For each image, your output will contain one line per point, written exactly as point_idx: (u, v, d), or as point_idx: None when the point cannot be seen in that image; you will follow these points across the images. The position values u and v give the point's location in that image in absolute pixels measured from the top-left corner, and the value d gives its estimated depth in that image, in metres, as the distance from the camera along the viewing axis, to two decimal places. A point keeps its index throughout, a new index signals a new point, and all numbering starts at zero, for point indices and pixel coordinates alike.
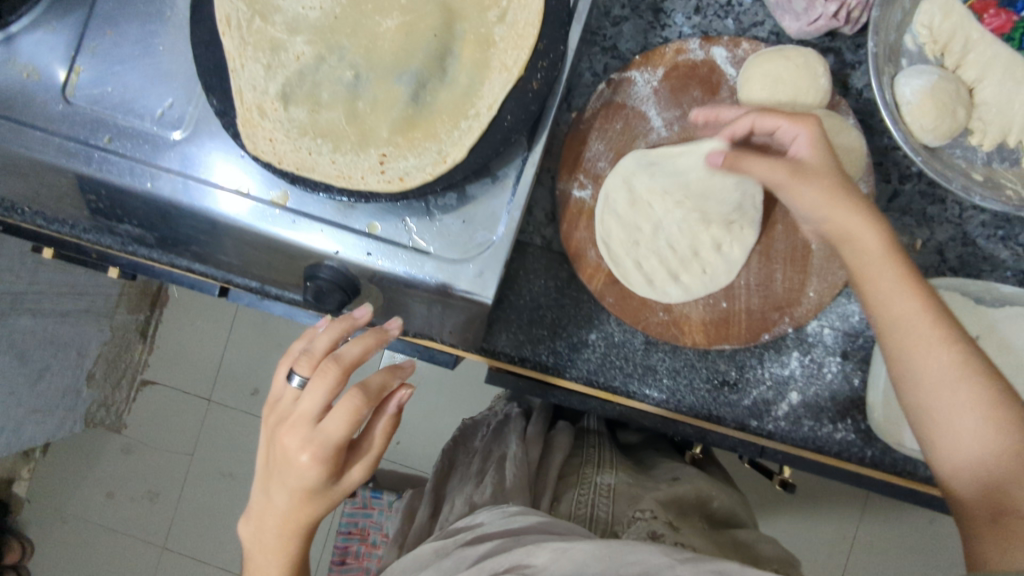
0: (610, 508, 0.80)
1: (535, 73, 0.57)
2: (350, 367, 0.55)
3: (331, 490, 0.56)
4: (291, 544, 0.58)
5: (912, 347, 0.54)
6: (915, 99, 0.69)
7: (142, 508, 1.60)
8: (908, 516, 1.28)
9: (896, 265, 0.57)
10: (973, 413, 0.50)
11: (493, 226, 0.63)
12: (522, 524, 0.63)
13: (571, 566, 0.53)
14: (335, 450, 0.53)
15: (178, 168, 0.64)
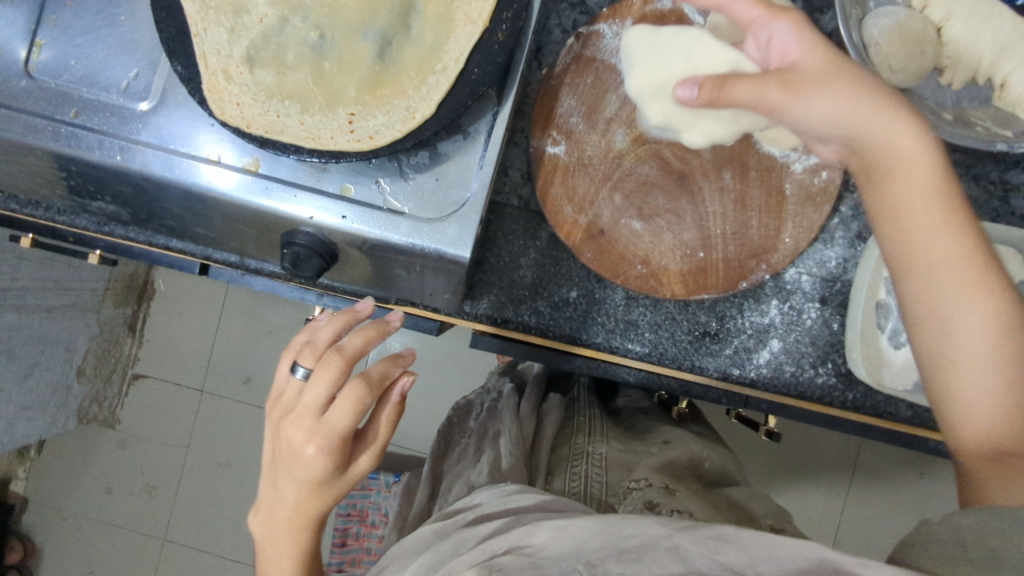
0: (605, 478, 0.79)
1: (500, 25, 0.58)
2: (353, 358, 0.56)
3: (340, 482, 0.57)
4: (302, 534, 0.59)
5: (946, 293, 0.50)
6: (882, 40, 0.69)
7: (140, 502, 1.60)
8: (898, 461, 1.30)
9: (926, 180, 0.51)
10: (999, 372, 0.47)
11: (467, 183, 0.63)
12: (521, 504, 0.62)
13: (571, 543, 0.51)
14: (341, 441, 0.53)
15: (147, 139, 0.63)
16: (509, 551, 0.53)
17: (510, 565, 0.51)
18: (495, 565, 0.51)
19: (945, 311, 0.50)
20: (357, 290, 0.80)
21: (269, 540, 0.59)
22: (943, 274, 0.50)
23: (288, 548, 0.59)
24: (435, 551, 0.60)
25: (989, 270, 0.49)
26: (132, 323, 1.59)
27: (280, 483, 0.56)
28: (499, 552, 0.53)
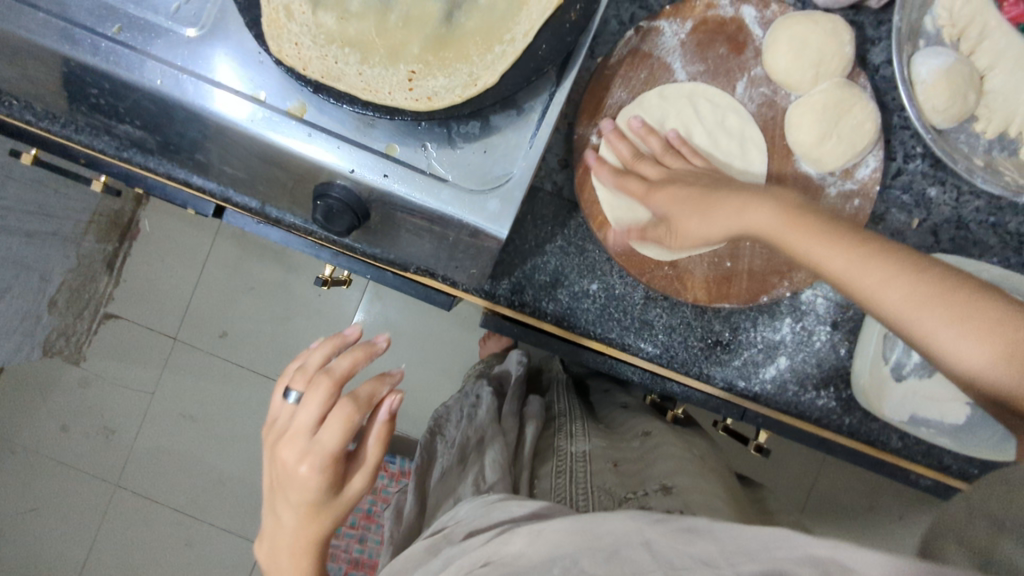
0: (592, 478, 0.78)
1: (574, 4, 0.57)
2: (342, 378, 0.58)
3: (336, 504, 0.59)
4: (299, 563, 0.60)
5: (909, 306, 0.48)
6: (930, 78, 0.71)
7: (95, 445, 1.55)
8: (856, 489, 1.34)
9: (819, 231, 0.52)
10: (981, 331, 0.46)
11: (513, 160, 0.63)
12: (507, 513, 0.60)
13: (547, 546, 0.50)
14: (333, 459, 0.56)
15: (191, 67, 0.61)
16: (486, 562, 0.51)
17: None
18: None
19: (897, 309, 0.49)
20: (376, 254, 0.78)
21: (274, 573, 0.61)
22: (890, 295, 0.49)
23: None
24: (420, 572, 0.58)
25: (900, 252, 0.50)
26: (105, 264, 1.52)
27: (280, 518, 0.59)
28: (478, 564, 0.52)
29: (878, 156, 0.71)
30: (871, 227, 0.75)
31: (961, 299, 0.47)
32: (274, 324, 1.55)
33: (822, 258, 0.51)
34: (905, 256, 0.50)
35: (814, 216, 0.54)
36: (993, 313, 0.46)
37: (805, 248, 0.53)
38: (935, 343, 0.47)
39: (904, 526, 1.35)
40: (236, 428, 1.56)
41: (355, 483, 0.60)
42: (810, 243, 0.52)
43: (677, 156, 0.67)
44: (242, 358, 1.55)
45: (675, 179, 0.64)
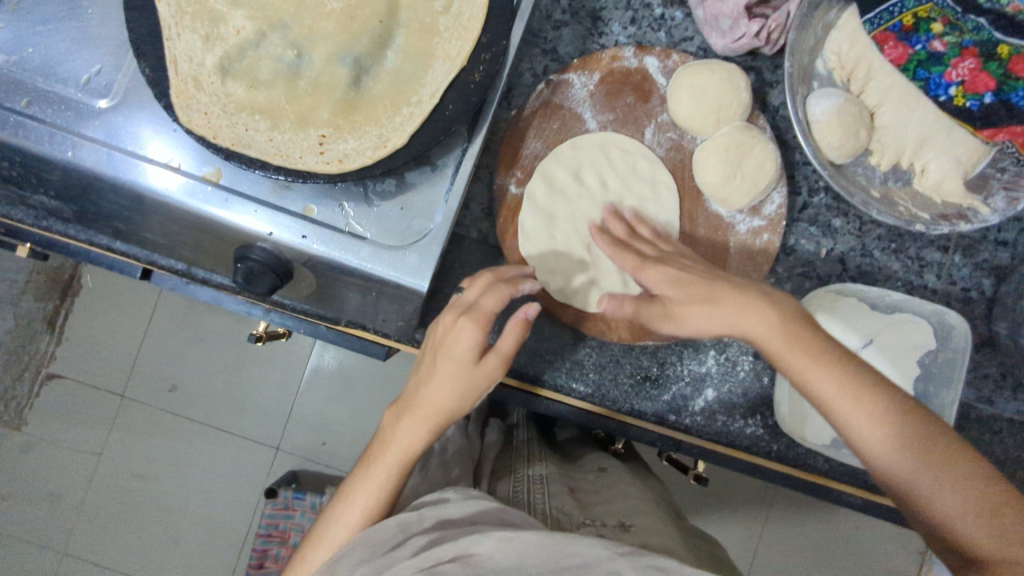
0: (550, 498, 0.76)
1: (477, 66, 0.59)
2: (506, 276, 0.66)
3: (475, 380, 0.61)
4: (420, 429, 0.61)
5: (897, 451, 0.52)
6: (824, 117, 0.76)
7: (40, 511, 1.49)
8: (814, 512, 1.35)
9: (822, 367, 0.54)
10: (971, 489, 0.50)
11: (431, 214, 0.64)
12: (481, 513, 0.58)
13: (515, 556, 0.51)
14: (489, 322, 0.61)
15: (103, 139, 0.61)
16: (454, 561, 0.51)
17: None
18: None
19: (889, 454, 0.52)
20: (306, 308, 0.78)
21: (393, 431, 0.62)
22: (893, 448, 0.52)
23: (406, 442, 0.61)
24: (379, 558, 0.54)
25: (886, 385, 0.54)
26: (45, 322, 1.50)
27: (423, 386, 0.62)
28: (444, 561, 0.51)
29: (782, 193, 0.75)
30: (782, 260, 0.80)
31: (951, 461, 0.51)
32: (224, 375, 1.52)
33: (829, 394, 0.54)
34: (901, 404, 0.53)
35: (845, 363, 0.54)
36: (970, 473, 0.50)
37: (813, 383, 0.54)
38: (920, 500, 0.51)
39: (861, 545, 1.36)
40: (187, 486, 1.51)
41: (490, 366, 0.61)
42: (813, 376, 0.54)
43: (667, 242, 0.69)
44: (194, 412, 1.52)
45: (667, 259, 0.64)
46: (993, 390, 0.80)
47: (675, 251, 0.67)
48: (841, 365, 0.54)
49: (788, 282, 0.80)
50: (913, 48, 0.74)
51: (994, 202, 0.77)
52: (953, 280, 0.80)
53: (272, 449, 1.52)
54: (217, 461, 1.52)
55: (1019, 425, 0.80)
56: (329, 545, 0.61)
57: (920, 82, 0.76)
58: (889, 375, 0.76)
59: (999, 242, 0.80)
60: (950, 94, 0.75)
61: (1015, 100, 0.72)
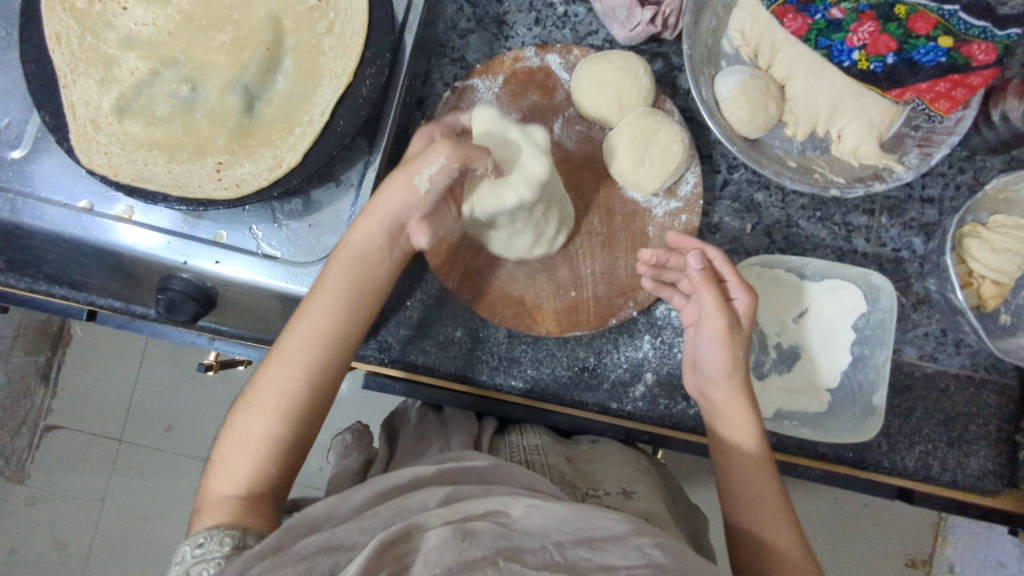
0: (551, 471, 0.71)
1: (364, 81, 0.61)
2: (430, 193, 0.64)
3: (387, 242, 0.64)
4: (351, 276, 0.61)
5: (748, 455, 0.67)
6: (730, 95, 0.77)
7: (49, 561, 1.53)
8: (825, 496, 1.27)
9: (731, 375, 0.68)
10: (796, 535, 0.63)
11: (340, 228, 0.66)
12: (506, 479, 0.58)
13: (545, 523, 0.49)
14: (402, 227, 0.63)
15: (17, 188, 0.64)
16: (483, 518, 0.50)
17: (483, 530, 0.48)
18: (469, 527, 0.48)
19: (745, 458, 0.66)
20: (243, 334, 0.78)
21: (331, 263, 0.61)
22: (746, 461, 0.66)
23: (337, 298, 0.60)
24: (393, 501, 0.53)
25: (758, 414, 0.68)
26: (38, 376, 1.54)
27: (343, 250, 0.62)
28: (475, 515, 0.51)
29: (695, 172, 0.76)
30: (708, 239, 0.80)
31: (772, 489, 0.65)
32: (212, 411, 1.54)
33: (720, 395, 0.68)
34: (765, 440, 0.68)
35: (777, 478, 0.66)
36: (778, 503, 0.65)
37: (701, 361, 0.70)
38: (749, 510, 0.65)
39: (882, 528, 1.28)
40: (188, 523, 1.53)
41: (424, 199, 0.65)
42: (733, 417, 0.67)
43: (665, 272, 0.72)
44: (188, 450, 1.54)
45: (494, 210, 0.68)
46: (935, 346, 0.79)
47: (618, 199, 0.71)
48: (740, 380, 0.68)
49: None
50: (813, 18, 0.73)
51: (907, 160, 0.78)
52: (883, 241, 0.80)
53: None
54: None
55: (965, 379, 0.79)
56: (259, 414, 0.57)
57: (823, 51, 0.75)
58: (826, 339, 0.77)
59: (924, 198, 0.81)
60: (853, 59, 0.74)
61: (916, 59, 0.70)
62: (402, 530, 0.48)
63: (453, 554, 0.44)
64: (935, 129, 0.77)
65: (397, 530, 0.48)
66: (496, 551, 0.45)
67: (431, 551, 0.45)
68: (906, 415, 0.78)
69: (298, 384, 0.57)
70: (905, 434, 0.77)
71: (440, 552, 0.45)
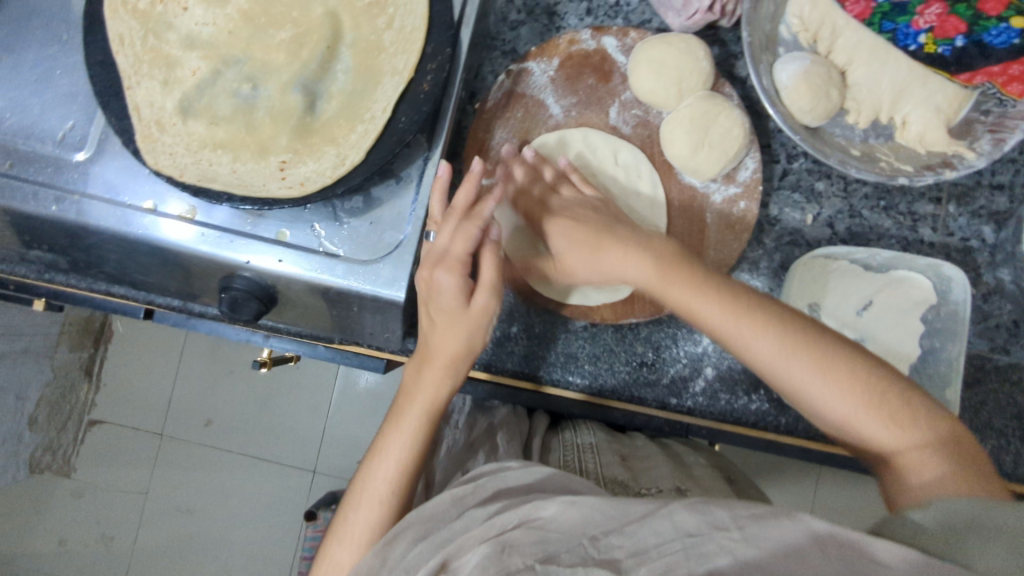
0: (600, 469, 0.71)
1: (425, 76, 0.61)
2: (454, 251, 0.64)
3: (470, 322, 0.65)
4: (407, 445, 0.64)
5: (777, 358, 0.56)
6: (790, 83, 0.75)
7: (97, 553, 1.57)
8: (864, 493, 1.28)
9: (685, 281, 0.61)
10: (896, 397, 0.55)
11: (400, 225, 0.65)
12: (541, 478, 0.58)
13: (582, 515, 0.48)
14: (465, 264, 0.64)
15: (82, 189, 0.64)
16: (518, 526, 0.49)
17: (520, 539, 0.47)
18: (506, 540, 0.48)
19: (771, 355, 0.56)
20: (300, 331, 0.79)
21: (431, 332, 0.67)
22: (796, 365, 0.56)
23: (427, 391, 0.66)
24: (442, 531, 0.54)
25: (756, 302, 0.59)
26: (81, 372, 1.57)
27: (391, 429, 0.65)
28: (510, 525, 0.50)
29: (755, 158, 0.74)
30: (768, 231, 0.78)
31: (831, 356, 0.56)
32: (253, 405, 1.56)
33: (702, 306, 0.59)
34: (775, 313, 0.58)
35: (687, 269, 0.61)
36: (853, 367, 0.55)
37: (634, 273, 0.63)
38: (857, 423, 0.55)
39: None
40: (229, 516, 1.56)
41: (482, 305, 0.65)
42: (720, 323, 0.58)
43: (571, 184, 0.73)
44: (230, 442, 1.56)
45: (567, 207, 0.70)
46: (1007, 338, 0.77)
47: (585, 198, 0.71)
48: (706, 280, 0.60)
49: (777, 253, 0.78)
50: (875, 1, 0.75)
51: (980, 146, 0.75)
52: (950, 231, 0.78)
53: (309, 472, 1.56)
54: (253, 490, 1.56)
55: None
56: (375, 505, 0.62)
57: (888, 35, 0.75)
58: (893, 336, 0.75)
59: (993, 185, 0.78)
60: (920, 42, 0.75)
61: (987, 41, 0.72)
62: (444, 560, 0.49)
63: (495, 566, 0.45)
64: (1007, 114, 0.73)
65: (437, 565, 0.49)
66: (535, 556, 0.45)
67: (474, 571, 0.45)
68: (978, 410, 0.75)
69: (404, 452, 0.64)
70: (978, 428, 0.75)
71: (483, 568, 0.45)
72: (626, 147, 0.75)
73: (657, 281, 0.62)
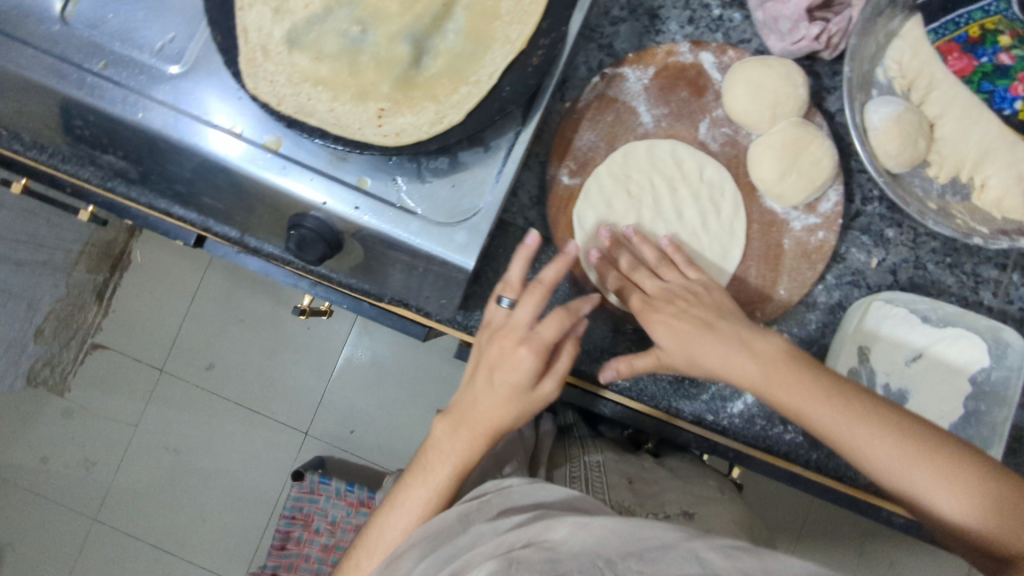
0: (609, 491, 0.77)
1: (535, 51, 0.60)
2: (540, 330, 0.61)
3: (530, 402, 0.62)
4: (428, 505, 0.61)
5: (888, 464, 0.55)
6: (881, 125, 0.75)
7: (76, 476, 1.54)
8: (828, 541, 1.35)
9: (795, 375, 0.58)
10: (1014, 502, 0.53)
11: (480, 194, 0.65)
12: (550, 495, 0.60)
13: (591, 540, 0.52)
14: (548, 349, 0.60)
15: (171, 102, 0.64)
16: (528, 545, 0.53)
17: (532, 557, 0.51)
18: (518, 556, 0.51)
19: (882, 462, 0.55)
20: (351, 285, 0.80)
21: (475, 404, 0.62)
22: (916, 472, 0.54)
23: (455, 455, 0.62)
24: (447, 547, 0.56)
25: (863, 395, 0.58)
26: (93, 295, 1.56)
27: (411, 481, 0.63)
28: (520, 543, 0.53)
29: (839, 190, 0.74)
30: (833, 266, 0.78)
31: (952, 460, 0.54)
32: (260, 357, 1.56)
33: (807, 403, 0.58)
34: (883, 409, 0.57)
35: (798, 365, 0.59)
36: (971, 469, 0.54)
37: (734, 369, 0.60)
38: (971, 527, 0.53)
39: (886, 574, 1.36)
40: (217, 463, 1.55)
41: (547, 391, 0.62)
42: (836, 419, 0.57)
43: (671, 267, 0.69)
44: (230, 389, 1.56)
45: (666, 299, 0.65)
46: None
47: (691, 282, 0.67)
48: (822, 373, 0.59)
49: (837, 290, 0.78)
50: (978, 61, 0.73)
51: None
52: (1011, 299, 0.78)
53: (300, 433, 1.56)
54: (246, 441, 1.56)
55: None
56: (380, 553, 0.61)
57: (985, 95, 0.74)
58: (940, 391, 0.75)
59: None
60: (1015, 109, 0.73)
61: None
62: (455, 570, 0.52)
63: None
64: None
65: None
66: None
67: None
68: None
69: (423, 510, 0.61)
70: None
71: None
72: (711, 162, 0.75)
73: (762, 383, 0.59)
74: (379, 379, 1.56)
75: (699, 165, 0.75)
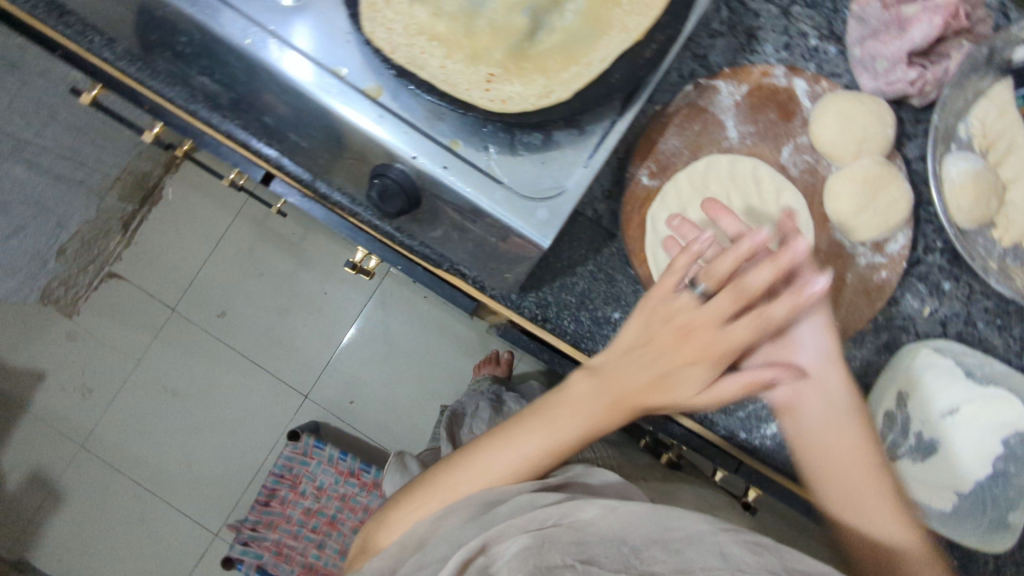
0: None
1: (650, 45, 0.62)
2: (732, 331, 0.60)
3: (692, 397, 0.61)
4: (541, 456, 0.63)
5: (841, 481, 0.67)
6: (958, 179, 0.76)
7: (69, 401, 1.50)
8: None
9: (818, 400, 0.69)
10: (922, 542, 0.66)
11: (565, 176, 0.65)
12: (604, 482, 0.66)
13: (618, 525, 0.58)
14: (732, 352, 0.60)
15: (277, 31, 0.63)
16: (558, 524, 0.58)
17: (565, 537, 0.58)
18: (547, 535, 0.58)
19: (829, 477, 0.68)
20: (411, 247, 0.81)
21: (616, 373, 0.62)
22: (862, 497, 0.67)
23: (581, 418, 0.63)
24: (493, 502, 0.62)
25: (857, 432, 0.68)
26: (120, 224, 1.52)
27: (524, 426, 0.64)
28: (552, 519, 0.59)
29: (908, 235, 0.76)
30: (886, 308, 0.78)
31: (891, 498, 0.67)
32: (276, 313, 1.56)
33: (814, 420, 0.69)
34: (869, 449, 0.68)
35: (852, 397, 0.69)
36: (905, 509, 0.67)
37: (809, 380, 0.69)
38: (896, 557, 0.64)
39: None
40: (216, 411, 1.54)
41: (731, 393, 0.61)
42: (822, 434, 0.68)
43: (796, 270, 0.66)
44: (241, 339, 1.55)
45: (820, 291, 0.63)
46: None
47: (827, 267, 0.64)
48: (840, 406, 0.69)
49: (885, 332, 0.78)
50: None
51: None
52: None
53: (299, 395, 1.55)
54: (248, 394, 1.54)
55: None
56: (480, 483, 0.63)
57: None
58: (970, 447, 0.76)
59: None
60: None
61: None
62: (484, 543, 0.58)
63: (534, 560, 0.57)
64: None
65: (477, 543, 0.58)
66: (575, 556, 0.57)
67: (517, 556, 0.57)
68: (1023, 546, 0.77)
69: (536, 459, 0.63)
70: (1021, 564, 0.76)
71: (524, 560, 0.57)
72: (789, 188, 0.76)
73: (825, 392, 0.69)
74: (392, 353, 1.57)
75: (778, 186, 0.76)
